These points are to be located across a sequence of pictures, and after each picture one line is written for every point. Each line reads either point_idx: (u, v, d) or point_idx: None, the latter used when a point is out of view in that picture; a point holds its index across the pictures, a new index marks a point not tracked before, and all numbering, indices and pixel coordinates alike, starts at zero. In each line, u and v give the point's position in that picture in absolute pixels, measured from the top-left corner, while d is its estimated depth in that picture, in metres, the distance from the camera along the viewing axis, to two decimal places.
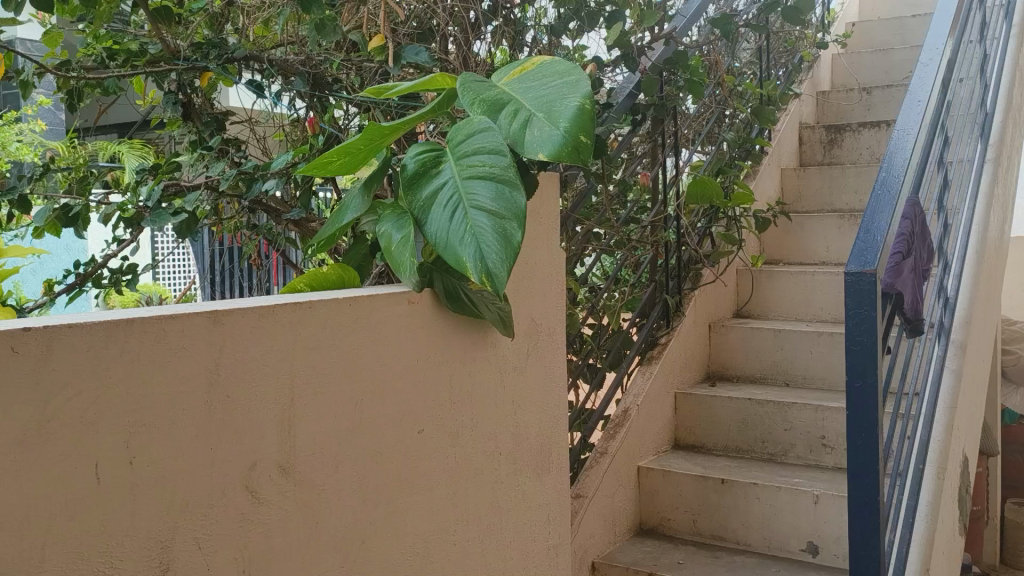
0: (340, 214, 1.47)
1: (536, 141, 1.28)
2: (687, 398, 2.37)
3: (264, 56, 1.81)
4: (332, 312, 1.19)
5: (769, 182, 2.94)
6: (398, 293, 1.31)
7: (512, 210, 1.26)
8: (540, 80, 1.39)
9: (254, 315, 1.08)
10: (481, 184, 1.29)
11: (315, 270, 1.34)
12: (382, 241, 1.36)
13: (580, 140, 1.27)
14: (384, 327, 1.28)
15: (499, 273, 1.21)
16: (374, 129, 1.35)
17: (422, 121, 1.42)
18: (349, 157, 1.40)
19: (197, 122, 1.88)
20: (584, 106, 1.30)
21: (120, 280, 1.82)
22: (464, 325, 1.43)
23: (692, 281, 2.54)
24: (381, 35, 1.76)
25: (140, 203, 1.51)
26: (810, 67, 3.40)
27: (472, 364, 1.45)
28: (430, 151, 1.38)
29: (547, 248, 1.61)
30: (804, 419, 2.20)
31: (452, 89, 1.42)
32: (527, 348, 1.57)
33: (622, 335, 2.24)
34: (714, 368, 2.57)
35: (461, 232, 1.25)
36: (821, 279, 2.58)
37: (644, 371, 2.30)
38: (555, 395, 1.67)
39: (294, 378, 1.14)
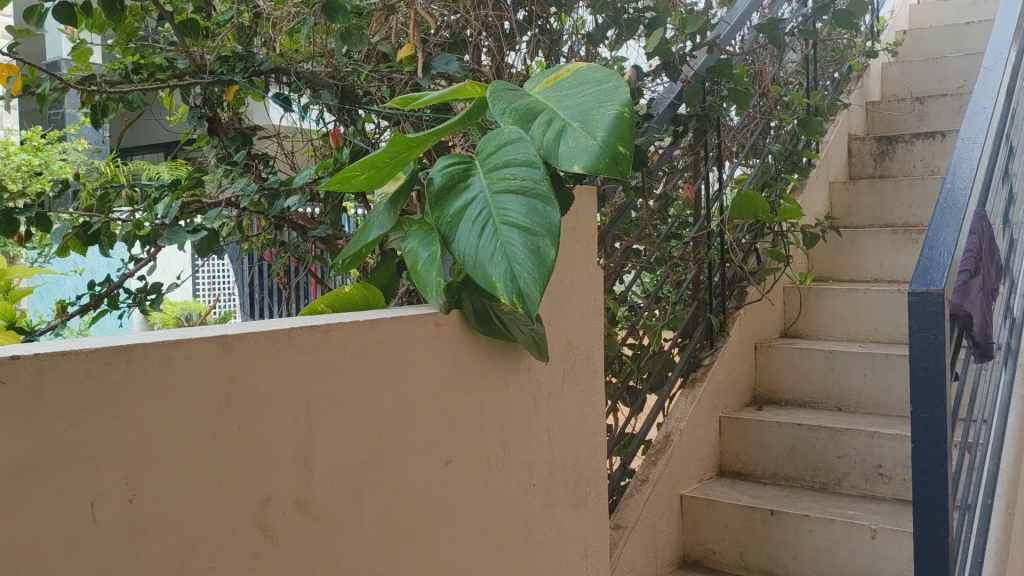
0: (366, 231, 1.40)
1: (571, 153, 1.20)
2: (733, 423, 2.25)
3: (292, 69, 1.77)
4: (353, 336, 1.12)
5: (817, 196, 2.83)
6: (425, 314, 1.23)
7: (545, 227, 1.17)
8: (575, 88, 1.31)
9: (268, 339, 1.01)
10: (512, 198, 1.21)
11: (337, 290, 1.27)
12: (408, 259, 1.29)
13: (618, 150, 1.18)
14: (410, 352, 1.20)
15: (531, 293, 1.12)
16: (398, 142, 1.28)
17: (450, 134, 1.35)
18: (374, 171, 1.33)
19: (223, 138, 1.84)
20: (623, 114, 1.21)
21: (143, 299, 1.77)
22: (495, 349, 1.35)
23: (737, 300, 2.43)
24: (410, 44, 1.68)
25: (158, 220, 1.45)
26: (859, 77, 3.27)
27: (505, 389, 1.36)
28: (458, 164, 1.30)
29: (583, 266, 1.52)
30: (858, 446, 2.08)
31: (481, 98, 1.35)
32: (563, 372, 1.48)
33: (664, 357, 2.14)
34: (761, 391, 2.45)
35: (490, 250, 1.17)
36: (874, 297, 2.46)
37: (687, 395, 2.19)
38: (593, 423, 1.57)
39: (313, 406, 1.06)
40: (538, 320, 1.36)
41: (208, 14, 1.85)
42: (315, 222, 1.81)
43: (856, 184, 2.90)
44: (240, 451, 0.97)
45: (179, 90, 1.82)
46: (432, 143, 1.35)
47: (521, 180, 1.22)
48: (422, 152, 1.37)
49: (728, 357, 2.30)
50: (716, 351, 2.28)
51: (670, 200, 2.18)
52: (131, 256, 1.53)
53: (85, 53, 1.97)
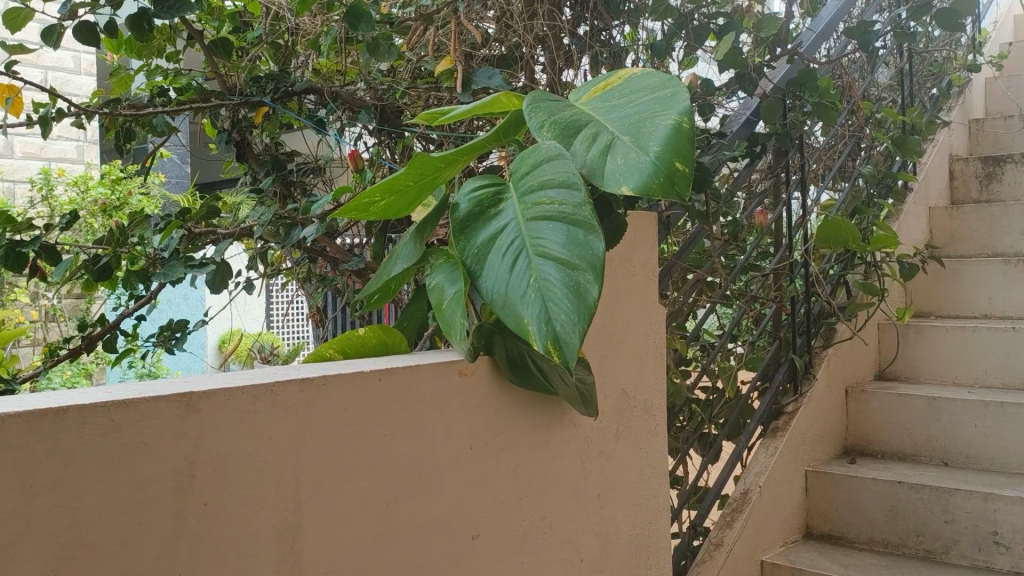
0: (389, 265, 1.23)
1: (618, 171, 1.01)
2: (821, 478, 2.00)
3: (327, 88, 1.63)
4: (354, 390, 0.94)
5: (915, 223, 2.55)
6: (446, 362, 1.05)
7: (587, 259, 0.98)
8: (626, 97, 1.12)
9: (246, 397, 0.84)
10: (549, 226, 1.02)
11: (348, 333, 1.10)
12: (432, 297, 1.11)
13: (676, 166, 0.98)
14: (426, 407, 1.02)
15: (570, 339, 0.93)
16: (418, 164, 1.11)
17: (481, 153, 1.18)
18: (395, 197, 1.17)
19: (253, 163, 1.72)
20: (681, 124, 1.01)
21: (167, 337, 1.66)
22: (533, 402, 1.16)
23: (824, 338, 2.17)
24: (449, 58, 1.54)
25: (154, 253, 1.35)
26: (961, 93, 2.98)
27: (544, 449, 1.17)
28: (490, 187, 1.12)
29: (641, 304, 1.32)
30: (969, 510, 1.80)
31: (517, 111, 1.17)
32: (616, 427, 1.28)
33: (741, 404, 1.89)
34: (853, 441, 2.19)
35: (523, 287, 0.99)
36: (985, 336, 2.17)
37: (767, 446, 1.94)
38: (654, 485, 1.36)
39: (303, 475, 0.89)
40: (582, 367, 1.16)
41: (241, 29, 1.73)
42: (349, 255, 1.67)
43: (960, 208, 2.61)
44: (207, 532, 0.80)
45: (208, 114, 1.70)
46: (462, 165, 1.19)
47: (560, 205, 1.03)
48: (452, 175, 1.21)
49: (815, 404, 2.05)
50: (800, 397, 2.03)
51: (737, 226, 1.90)
52: (132, 293, 1.40)
53: (124, 80, 1.85)
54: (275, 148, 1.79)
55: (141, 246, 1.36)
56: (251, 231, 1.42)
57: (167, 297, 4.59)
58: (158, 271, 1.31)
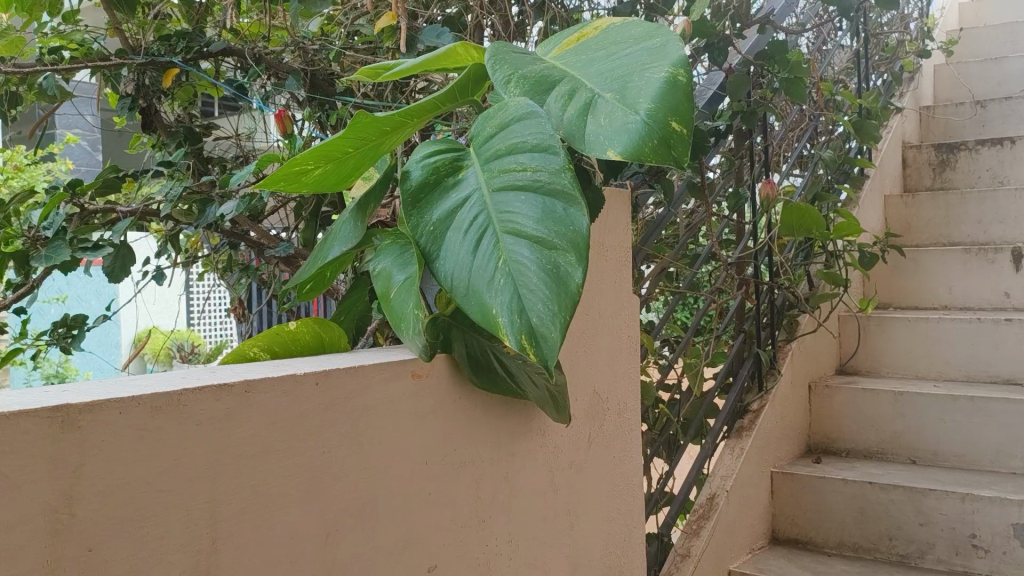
0: (325, 249, 1.04)
1: (602, 133, 0.85)
2: (788, 480, 1.88)
3: (248, 50, 1.46)
4: (285, 399, 0.76)
5: (872, 212, 2.47)
6: (395, 363, 0.87)
7: (567, 236, 0.82)
8: (607, 49, 0.96)
9: (143, 409, 0.65)
10: (520, 197, 0.86)
11: (277, 327, 0.91)
12: (378, 284, 0.94)
13: (672, 126, 0.83)
14: (373, 417, 0.84)
15: (549, 334, 0.77)
16: (363, 125, 0.93)
17: (434, 115, 1.00)
18: (332, 166, 0.98)
19: (163, 134, 1.51)
20: (676, 77, 0.86)
21: (62, 334, 1.44)
22: (496, 408, 0.99)
23: (787, 330, 2.05)
24: (390, 12, 1.33)
25: (35, 232, 1.12)
26: (911, 79, 2.92)
27: (509, 462, 1.00)
28: (447, 153, 0.95)
29: (614, 293, 1.17)
30: (945, 511, 1.70)
31: (477, 66, 1.00)
32: (588, 434, 1.12)
33: (708, 404, 1.76)
34: (816, 439, 2.08)
35: (489, 271, 0.82)
36: (949, 328, 2.09)
37: (732, 447, 1.81)
38: (627, 499, 1.21)
39: (218, 507, 0.70)
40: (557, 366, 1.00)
41: None
42: (277, 240, 1.47)
43: (915, 196, 2.54)
44: None
45: (109, 77, 1.49)
46: (411, 130, 1.01)
47: (534, 172, 0.86)
48: (401, 143, 1.03)
49: (780, 401, 1.93)
50: (765, 395, 1.90)
51: (740, 199, 1.87)
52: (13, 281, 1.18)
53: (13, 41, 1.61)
54: (190, 119, 1.59)
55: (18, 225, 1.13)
56: (157, 211, 1.20)
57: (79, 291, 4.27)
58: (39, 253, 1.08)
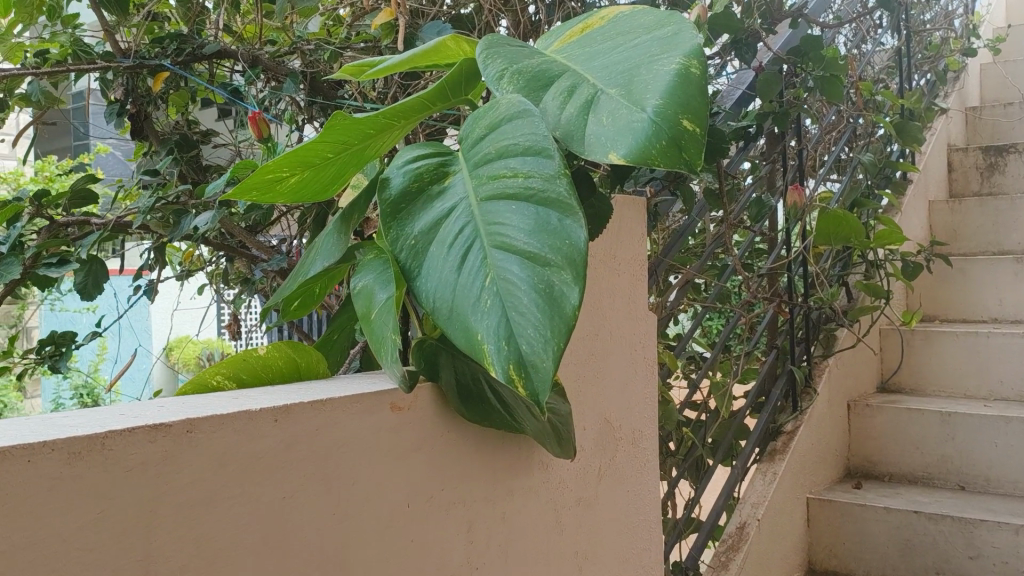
0: (307, 264, 0.95)
1: (603, 134, 0.75)
2: (825, 507, 1.75)
3: (244, 52, 1.38)
4: (237, 439, 0.66)
5: (915, 218, 2.33)
6: (371, 394, 0.77)
7: (563, 251, 0.71)
8: (613, 41, 0.86)
9: (57, 457, 0.55)
10: (511, 207, 0.76)
11: (243, 352, 0.82)
12: (359, 304, 0.85)
13: (683, 125, 0.72)
14: (345, 456, 0.75)
15: (541, 363, 0.67)
16: (342, 127, 0.83)
17: (422, 117, 0.91)
18: (311, 172, 0.89)
19: (155, 140, 1.43)
20: (689, 69, 0.75)
21: (49, 355, 1.37)
22: (491, 441, 0.89)
23: (823, 346, 1.92)
24: (388, 8, 1.27)
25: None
26: (957, 79, 2.78)
27: (507, 501, 0.90)
28: (433, 158, 0.85)
29: (627, 310, 1.06)
30: (998, 544, 1.56)
31: (469, 62, 0.90)
32: (598, 467, 1.02)
33: (737, 426, 1.64)
34: (856, 462, 1.95)
35: (475, 292, 0.72)
36: (999, 343, 1.94)
37: (764, 471, 1.68)
38: (643, 535, 1.10)
39: (155, 567, 0.61)
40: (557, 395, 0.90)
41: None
42: (273, 252, 1.39)
43: (962, 202, 2.40)
44: None
45: (100, 82, 1.42)
46: (399, 133, 0.92)
47: (526, 177, 0.76)
48: (389, 147, 0.94)
49: (816, 422, 1.80)
50: (800, 415, 1.77)
51: (762, 205, 1.72)
52: None
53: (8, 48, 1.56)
54: (187, 126, 1.52)
55: None
56: (131, 221, 1.16)
57: (104, 301, 4.24)
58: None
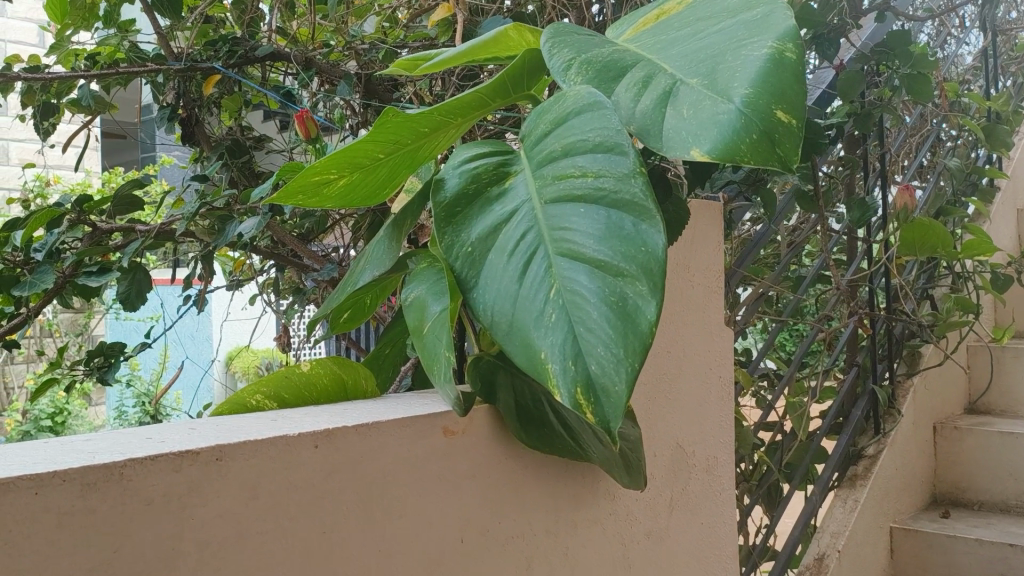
0: (356, 274, 0.89)
1: (684, 128, 0.66)
2: (910, 538, 1.62)
3: (297, 54, 1.33)
4: (272, 467, 0.60)
5: (1004, 227, 2.18)
6: (422, 417, 0.70)
7: (638, 260, 0.63)
8: (692, 27, 0.77)
9: (68, 489, 0.49)
10: (578, 210, 0.68)
11: (285, 369, 0.75)
12: (411, 318, 0.78)
13: (776, 116, 0.64)
14: (391, 486, 0.67)
15: (613, 388, 0.59)
16: (396, 124, 0.76)
17: (482, 114, 0.83)
18: (360, 174, 0.82)
19: (206, 145, 1.39)
20: (782, 54, 0.66)
21: (98, 365, 1.34)
22: (553, 469, 0.81)
23: (907, 363, 1.79)
24: (446, 4, 1.21)
25: (35, 257, 1.07)
26: None
27: (569, 535, 0.82)
28: (492, 156, 0.77)
29: (701, 325, 0.97)
30: None
31: (534, 54, 0.83)
32: (669, 497, 0.92)
33: (814, 449, 1.53)
34: (943, 489, 1.81)
35: (539, 305, 0.65)
36: None
37: (844, 498, 1.56)
38: (718, 572, 1.00)
39: None
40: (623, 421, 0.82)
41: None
42: (325, 261, 1.33)
43: None
44: None
45: (151, 86, 1.38)
46: (456, 131, 0.84)
47: (595, 176, 0.67)
48: (444, 148, 0.87)
49: (900, 445, 1.68)
50: (883, 438, 1.64)
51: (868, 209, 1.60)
52: (14, 308, 1.12)
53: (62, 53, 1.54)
54: (239, 131, 1.48)
55: (21, 250, 1.08)
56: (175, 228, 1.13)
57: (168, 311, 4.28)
58: (27, 279, 1.04)
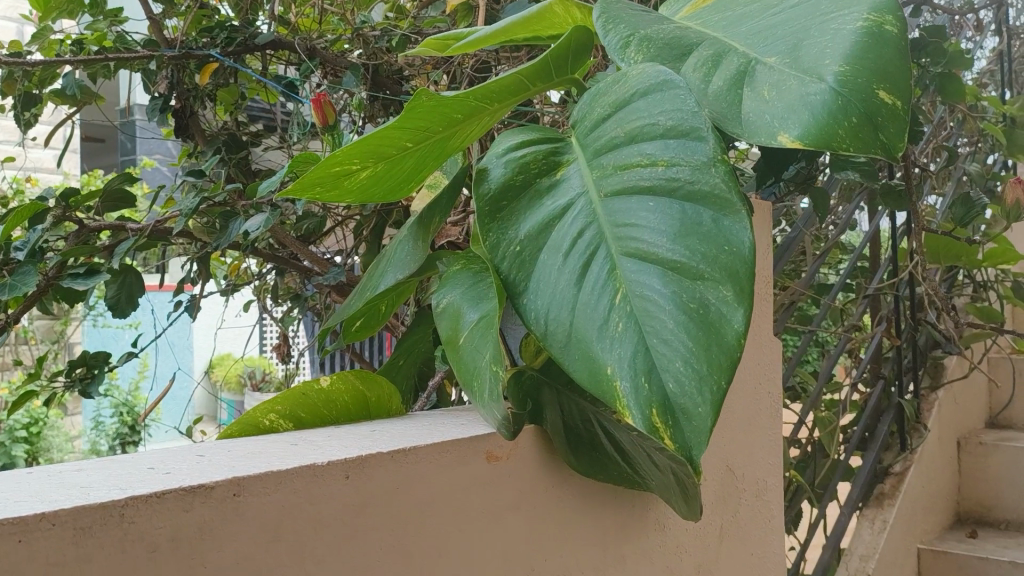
0: (376, 277, 0.79)
1: (768, 110, 0.58)
2: (938, 560, 1.55)
3: (301, 43, 1.24)
4: (297, 502, 0.51)
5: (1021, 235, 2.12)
6: (463, 441, 0.61)
7: (720, 261, 0.54)
8: (761, 2, 0.70)
9: (59, 536, 0.40)
10: (646, 204, 0.59)
11: (303, 385, 0.66)
12: (444, 326, 0.69)
13: (878, 96, 0.56)
14: (429, 522, 0.58)
15: (695, 411, 0.50)
16: (429, 109, 0.67)
17: (522, 98, 0.75)
18: (384, 165, 0.73)
19: (200, 138, 1.30)
20: (880, 29, 0.58)
21: (80, 377, 1.23)
22: (600, 498, 0.72)
23: (931, 376, 1.72)
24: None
25: (15, 256, 0.96)
26: None
27: (616, 571, 0.73)
28: (539, 145, 0.69)
29: (751, 335, 0.89)
30: None
31: (581, 33, 0.74)
32: (719, 526, 0.84)
33: (843, 467, 1.45)
34: (968, 507, 1.73)
35: (602, 313, 0.56)
36: None
37: (872, 519, 1.49)
38: None
39: None
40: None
41: None
42: (328, 265, 1.24)
43: None
44: None
45: (141, 75, 1.28)
46: (491, 118, 0.76)
47: (667, 165, 0.59)
48: (476, 137, 0.78)
49: (926, 462, 1.60)
50: (909, 455, 1.57)
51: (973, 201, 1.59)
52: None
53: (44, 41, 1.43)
54: (236, 124, 1.38)
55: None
56: (170, 226, 1.04)
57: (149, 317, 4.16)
58: (6, 282, 0.93)
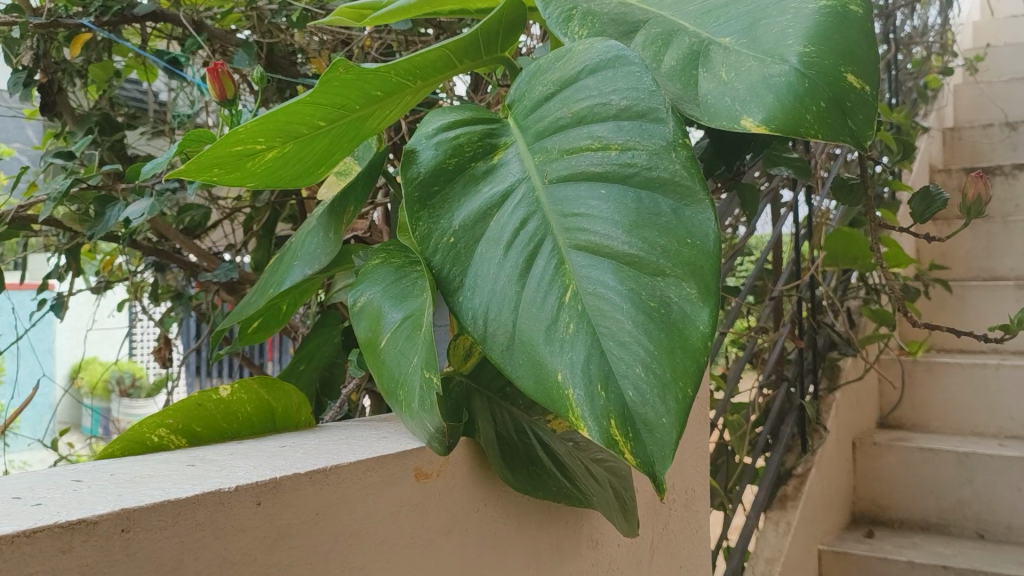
0: (280, 273, 0.71)
1: (729, 92, 0.53)
2: (839, 561, 1.56)
3: (186, 16, 1.13)
4: (201, 533, 0.42)
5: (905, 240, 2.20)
6: (391, 457, 0.54)
7: (681, 254, 0.48)
8: None
9: None
10: (597, 193, 0.53)
11: (198, 395, 0.57)
12: (362, 328, 0.61)
13: (847, 80, 0.52)
14: (354, 549, 0.51)
15: (658, 423, 0.43)
16: (347, 84, 0.59)
17: (448, 76, 0.67)
18: (293, 145, 0.65)
19: (69, 117, 1.16)
20: (845, 9, 0.54)
21: None
22: (532, 515, 0.66)
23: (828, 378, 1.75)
24: None
25: None
26: (934, 99, 2.68)
27: None
28: (473, 126, 0.62)
29: None
30: None
31: (514, 5, 0.68)
32: (650, 539, 0.80)
33: (751, 471, 1.45)
34: (862, 506, 1.77)
35: (549, 312, 0.49)
36: (1006, 375, 1.81)
37: (777, 521, 1.49)
38: None
39: None
40: (608, 454, 0.69)
41: None
42: (218, 262, 1.14)
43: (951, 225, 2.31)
44: None
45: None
46: (412, 98, 0.68)
47: (620, 150, 0.53)
48: (395, 116, 0.70)
49: (826, 463, 1.62)
50: (810, 457, 1.58)
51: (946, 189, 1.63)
52: None
53: None
54: (111, 106, 1.25)
55: None
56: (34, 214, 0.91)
57: None
58: None
